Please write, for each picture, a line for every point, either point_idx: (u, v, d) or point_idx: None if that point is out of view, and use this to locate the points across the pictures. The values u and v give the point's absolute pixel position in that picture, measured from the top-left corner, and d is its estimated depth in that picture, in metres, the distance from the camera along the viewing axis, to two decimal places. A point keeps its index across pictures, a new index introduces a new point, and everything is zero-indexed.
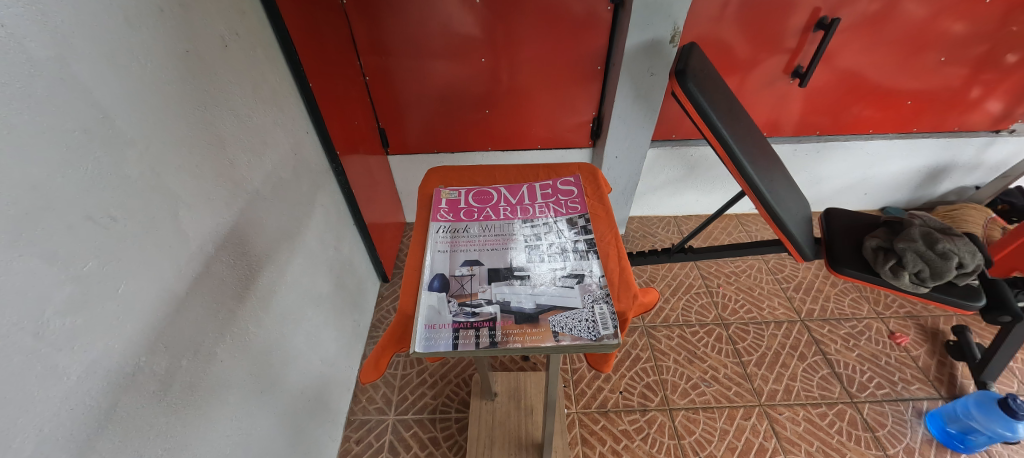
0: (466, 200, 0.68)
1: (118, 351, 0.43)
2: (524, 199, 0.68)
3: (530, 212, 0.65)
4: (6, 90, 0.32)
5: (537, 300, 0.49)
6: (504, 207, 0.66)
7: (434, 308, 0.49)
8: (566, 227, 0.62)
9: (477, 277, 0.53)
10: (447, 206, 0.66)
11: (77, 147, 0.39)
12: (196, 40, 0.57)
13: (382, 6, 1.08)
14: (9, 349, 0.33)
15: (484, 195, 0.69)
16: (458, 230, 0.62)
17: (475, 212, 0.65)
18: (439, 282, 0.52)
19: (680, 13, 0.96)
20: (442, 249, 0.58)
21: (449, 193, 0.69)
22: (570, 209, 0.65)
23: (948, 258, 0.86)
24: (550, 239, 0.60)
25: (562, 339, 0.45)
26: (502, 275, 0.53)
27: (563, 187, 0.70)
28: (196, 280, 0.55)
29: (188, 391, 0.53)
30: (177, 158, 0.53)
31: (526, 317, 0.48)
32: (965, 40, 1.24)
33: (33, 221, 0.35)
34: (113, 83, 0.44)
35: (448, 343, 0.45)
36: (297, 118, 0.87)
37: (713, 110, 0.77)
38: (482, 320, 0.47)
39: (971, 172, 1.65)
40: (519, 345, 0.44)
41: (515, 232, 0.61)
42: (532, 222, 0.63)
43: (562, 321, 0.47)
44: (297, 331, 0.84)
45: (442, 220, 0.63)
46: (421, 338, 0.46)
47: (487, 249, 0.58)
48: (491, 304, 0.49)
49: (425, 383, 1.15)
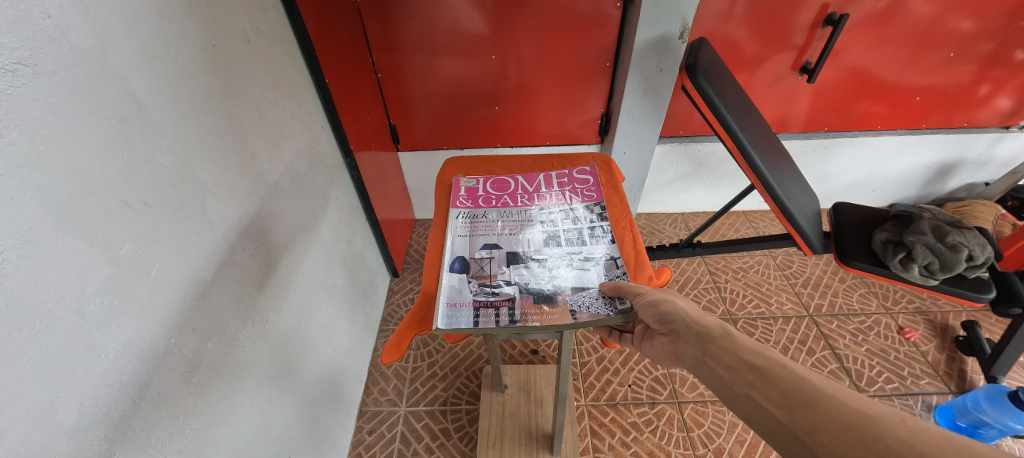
0: (483, 188, 0.70)
1: (151, 331, 0.45)
2: (539, 187, 0.70)
3: (546, 199, 0.67)
4: (37, 79, 0.34)
5: (555, 282, 0.52)
6: (521, 194, 0.68)
7: (455, 287, 0.51)
8: (582, 214, 0.64)
9: (496, 259, 0.55)
10: (466, 194, 0.69)
11: (114, 135, 0.41)
12: (221, 34, 0.58)
13: (394, 4, 1.10)
14: (51, 325, 0.35)
15: (501, 183, 0.71)
16: (478, 216, 0.64)
17: (494, 200, 0.67)
18: (459, 264, 0.54)
19: (689, 10, 0.97)
20: (462, 234, 0.60)
21: (468, 181, 0.71)
22: (587, 197, 0.67)
23: (957, 250, 0.87)
24: (566, 226, 0.62)
25: (580, 315, 0.47)
26: (520, 257, 0.56)
27: (579, 177, 0.72)
28: (221, 267, 0.57)
29: (214, 374, 0.55)
30: (204, 148, 0.55)
31: (544, 297, 0.50)
32: (974, 37, 1.24)
33: (74, 203, 0.37)
34: (146, 73, 0.45)
35: (469, 321, 0.47)
36: (313, 112, 0.89)
37: (723, 104, 0.78)
38: (502, 299, 0.49)
39: (980, 169, 1.65)
40: (538, 322, 0.46)
41: (532, 217, 0.63)
42: (548, 209, 0.65)
43: (579, 300, 0.49)
44: (313, 321, 0.85)
45: (461, 206, 0.66)
46: (443, 315, 0.48)
47: (506, 234, 0.60)
48: (510, 285, 0.51)
49: (435, 375, 1.16)
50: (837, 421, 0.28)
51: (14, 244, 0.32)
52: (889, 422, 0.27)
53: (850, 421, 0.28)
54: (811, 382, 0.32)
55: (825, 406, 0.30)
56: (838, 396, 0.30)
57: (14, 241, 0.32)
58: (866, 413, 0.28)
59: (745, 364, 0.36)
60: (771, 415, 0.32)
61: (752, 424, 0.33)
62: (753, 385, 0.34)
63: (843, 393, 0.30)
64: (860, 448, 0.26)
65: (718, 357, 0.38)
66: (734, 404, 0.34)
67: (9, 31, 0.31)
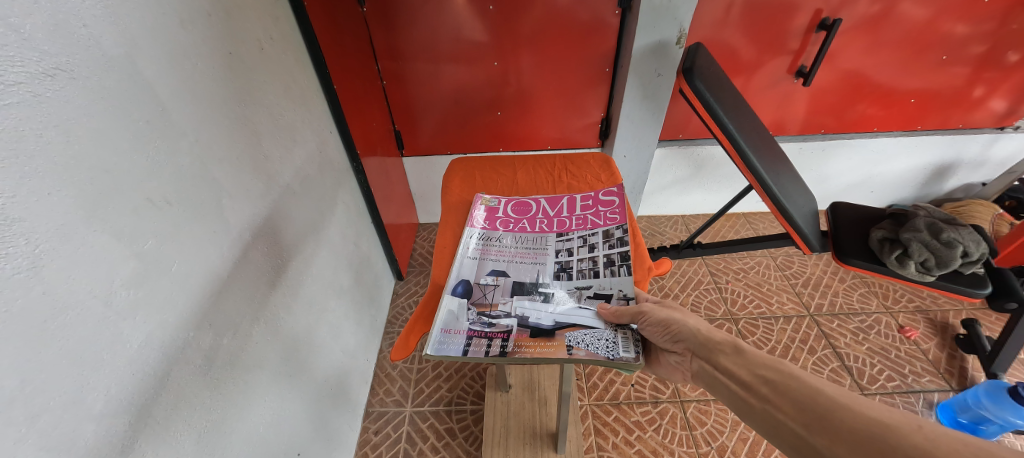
0: (503, 209, 0.73)
1: (170, 325, 0.47)
2: (561, 211, 0.71)
3: (565, 225, 0.68)
4: (70, 81, 0.36)
5: (555, 318, 0.50)
6: (541, 219, 0.70)
7: (453, 312, 0.53)
8: (601, 241, 0.63)
9: (500, 288, 0.57)
10: (486, 214, 0.72)
11: (141, 137, 0.44)
12: (237, 43, 0.61)
13: (400, 13, 1.13)
14: (82, 314, 0.37)
15: (523, 206, 0.73)
16: (492, 239, 0.67)
17: (511, 223, 0.70)
18: (463, 288, 0.57)
19: (685, 17, 1.00)
20: (472, 256, 0.63)
21: (489, 201, 0.75)
22: (609, 221, 0.67)
23: (953, 246, 0.88)
24: (582, 254, 0.62)
25: (576, 353, 0.45)
26: (526, 289, 0.56)
27: (603, 199, 0.72)
28: (236, 266, 0.60)
29: (227, 368, 0.57)
30: (222, 151, 0.57)
31: (542, 331, 0.49)
32: (967, 40, 1.26)
33: (105, 200, 0.40)
34: (170, 79, 0.48)
35: (458, 348, 0.47)
36: (322, 118, 0.91)
37: (720, 107, 0.80)
38: (498, 330, 0.49)
39: (977, 169, 1.66)
40: (528, 355, 0.45)
41: (548, 246, 0.64)
42: (566, 235, 0.66)
43: (579, 337, 0.47)
44: (321, 321, 0.87)
45: (477, 227, 0.69)
46: (435, 340, 0.49)
47: (516, 261, 0.62)
48: (509, 317, 0.51)
49: (440, 376, 1.18)
50: (856, 433, 0.31)
51: (49, 236, 0.34)
52: (907, 430, 0.30)
53: (867, 431, 0.31)
54: (824, 393, 0.35)
55: (841, 417, 0.33)
56: (856, 407, 0.33)
57: (50, 234, 0.34)
58: (883, 422, 0.31)
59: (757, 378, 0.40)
60: (789, 428, 0.35)
61: (771, 437, 0.36)
62: (769, 400, 0.38)
63: (861, 404, 0.33)
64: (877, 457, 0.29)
65: (733, 372, 0.42)
66: (752, 419, 0.38)
67: (50, 38, 0.34)
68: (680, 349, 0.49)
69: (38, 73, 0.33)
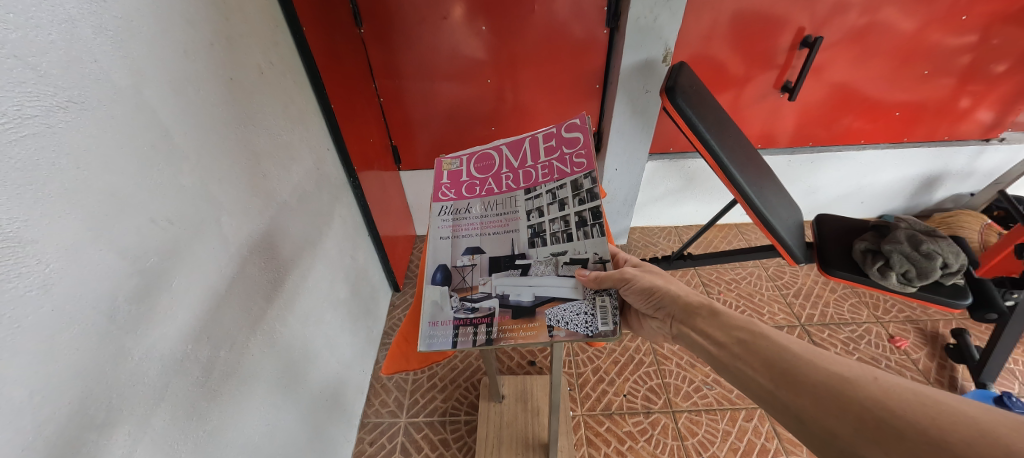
0: (467, 171, 0.73)
1: (170, 338, 0.50)
2: (525, 161, 0.71)
3: (532, 178, 0.68)
4: (80, 113, 0.39)
5: (535, 293, 0.53)
6: (507, 175, 0.70)
7: (437, 303, 0.56)
8: (570, 195, 0.63)
9: (478, 267, 0.59)
10: (449, 181, 0.72)
11: (147, 161, 0.47)
12: (238, 69, 0.65)
13: (396, 33, 1.18)
14: (86, 330, 0.40)
15: (486, 162, 0.73)
16: (460, 210, 0.68)
17: (477, 187, 0.70)
18: (441, 274, 0.59)
19: (670, 36, 1.05)
20: (444, 236, 0.64)
21: (451, 164, 0.74)
22: (575, 167, 0.66)
23: (932, 258, 0.92)
24: (553, 213, 0.62)
25: (557, 333, 0.49)
26: (503, 265, 0.58)
27: (567, 136, 0.70)
28: (234, 280, 0.62)
29: (224, 379, 0.59)
30: (221, 171, 0.60)
31: (523, 310, 0.52)
32: (950, 54, 1.29)
33: (111, 222, 0.42)
34: (174, 107, 0.51)
35: (448, 340, 0.52)
36: (319, 136, 0.95)
37: (702, 124, 0.83)
38: (481, 316, 0.53)
39: (965, 180, 1.68)
40: (513, 339, 0.49)
41: (518, 208, 0.66)
42: (535, 191, 0.66)
43: (558, 315, 0.50)
44: (317, 332, 0.89)
45: (444, 200, 0.70)
46: (425, 335, 0.53)
47: (488, 234, 0.64)
48: (490, 298, 0.54)
49: (435, 387, 1.19)
50: (819, 386, 0.35)
51: (58, 256, 0.37)
52: (864, 382, 0.33)
53: (830, 385, 0.35)
54: (792, 351, 0.39)
55: (806, 371, 0.37)
56: (821, 363, 0.37)
57: (58, 254, 0.37)
58: (845, 376, 0.35)
59: (732, 338, 0.44)
60: (759, 383, 0.40)
61: (742, 389, 0.41)
62: (740, 358, 0.42)
63: (825, 360, 0.37)
64: (837, 408, 0.33)
65: (709, 333, 0.47)
66: (726, 374, 0.43)
67: (64, 73, 0.37)
68: (661, 315, 0.54)
69: (53, 106, 0.37)
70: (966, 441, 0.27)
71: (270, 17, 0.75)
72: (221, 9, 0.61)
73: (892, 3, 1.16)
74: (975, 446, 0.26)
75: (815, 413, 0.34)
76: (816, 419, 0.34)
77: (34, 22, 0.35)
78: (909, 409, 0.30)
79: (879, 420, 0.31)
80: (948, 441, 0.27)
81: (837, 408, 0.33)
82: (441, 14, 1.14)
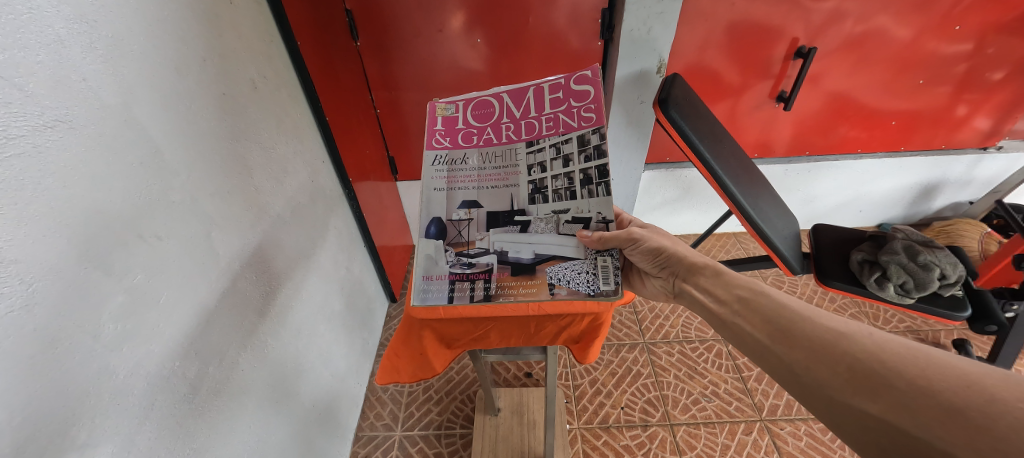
0: (465, 118, 0.62)
1: (157, 355, 0.49)
2: (529, 111, 0.61)
3: (536, 130, 0.59)
4: (67, 133, 0.39)
5: (535, 251, 0.54)
6: (508, 126, 0.61)
7: (431, 257, 0.55)
8: (576, 150, 0.56)
9: (475, 222, 0.56)
10: (443, 127, 0.62)
11: (136, 178, 0.47)
12: (231, 84, 0.65)
13: (392, 45, 1.19)
14: (68, 350, 0.39)
15: (486, 109, 0.62)
16: (456, 161, 0.59)
17: (475, 135, 0.61)
18: (436, 228, 0.56)
19: (664, 48, 1.06)
20: (439, 188, 0.58)
21: (447, 108, 0.62)
22: (584, 121, 0.57)
23: (929, 268, 0.91)
24: (556, 169, 0.57)
25: (558, 291, 0.52)
26: (502, 221, 0.56)
27: (576, 88, 0.59)
28: (225, 294, 0.62)
29: (212, 395, 0.59)
30: (212, 185, 0.60)
31: (522, 267, 0.54)
32: (945, 64, 1.29)
33: (97, 239, 0.42)
34: (165, 124, 0.51)
35: (444, 294, 0.53)
36: (314, 148, 0.95)
37: (695, 135, 0.84)
38: (479, 271, 0.54)
39: (963, 188, 1.68)
40: (512, 295, 0.52)
41: (519, 162, 0.59)
42: (538, 145, 0.58)
43: (559, 273, 0.53)
44: (311, 345, 0.89)
45: (438, 147, 0.60)
46: (420, 288, 0.54)
47: (487, 188, 0.58)
48: (488, 254, 0.55)
49: (430, 399, 1.18)
50: (815, 341, 0.40)
51: (43, 275, 0.37)
52: (861, 337, 0.37)
53: (827, 340, 0.39)
54: (793, 310, 0.44)
55: (804, 328, 0.41)
56: (821, 321, 0.41)
57: (41, 274, 0.37)
58: (840, 332, 0.39)
59: (734, 298, 0.49)
60: (759, 339, 0.44)
61: (740, 342, 0.46)
62: (741, 315, 0.47)
63: (824, 319, 0.41)
64: (827, 360, 0.37)
65: (714, 291, 0.52)
66: (726, 330, 0.48)
67: (51, 93, 0.38)
68: (666, 274, 0.60)
69: (39, 125, 0.37)
70: (953, 390, 0.30)
71: (264, 32, 0.76)
72: (213, 25, 0.61)
73: (886, 12, 1.16)
74: (961, 395, 0.30)
75: (806, 364, 0.39)
76: (807, 370, 0.39)
77: (21, 43, 0.35)
78: (897, 362, 0.34)
79: (870, 371, 0.35)
80: (935, 390, 0.31)
81: (831, 360, 0.37)
82: (437, 26, 1.15)
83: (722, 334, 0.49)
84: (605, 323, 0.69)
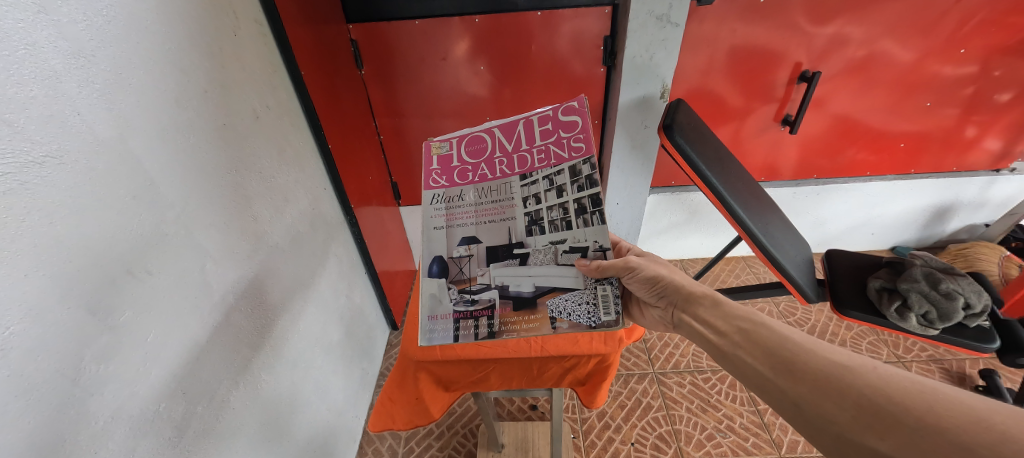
0: (459, 154, 0.58)
1: (142, 397, 0.47)
2: (521, 143, 0.57)
3: (528, 163, 0.56)
4: (57, 169, 0.38)
5: (535, 283, 0.53)
6: (501, 160, 0.57)
7: (436, 296, 0.54)
8: (569, 181, 0.54)
9: (476, 258, 0.54)
10: (439, 166, 0.58)
11: (126, 212, 0.45)
12: (232, 114, 0.65)
13: (397, 72, 1.21)
14: (44, 396, 0.37)
15: (478, 144, 0.58)
16: (454, 198, 0.57)
17: (470, 172, 0.58)
18: (438, 266, 0.54)
19: (667, 74, 1.07)
20: (439, 226, 0.55)
21: (440, 146, 0.58)
22: (574, 152, 0.54)
23: (952, 298, 0.92)
24: (550, 200, 0.54)
25: (560, 325, 0.50)
26: (501, 255, 0.54)
27: (564, 118, 0.56)
28: (217, 329, 0.59)
29: (200, 438, 0.55)
30: (208, 216, 0.58)
31: (524, 301, 0.53)
32: (951, 86, 1.29)
33: (81, 275, 0.40)
34: (162, 155, 0.50)
35: (449, 334, 0.52)
36: (316, 176, 0.95)
37: (701, 161, 0.83)
38: (481, 308, 0.53)
39: (978, 210, 1.66)
40: (516, 331, 0.51)
41: (514, 195, 0.56)
42: (532, 177, 0.55)
43: (560, 306, 0.51)
44: (307, 378, 0.86)
45: (435, 187, 0.57)
46: (426, 329, 0.53)
47: (485, 222, 0.55)
48: (489, 289, 0.53)
49: (432, 434, 1.14)
50: (819, 375, 0.36)
51: (21, 318, 0.35)
52: (864, 370, 0.35)
53: (833, 374, 0.35)
54: (793, 340, 0.40)
55: (805, 359, 0.38)
56: (821, 351, 0.38)
57: (20, 316, 0.35)
58: (844, 364, 0.36)
59: (732, 328, 0.45)
60: (758, 371, 0.40)
61: (740, 375, 0.42)
62: (739, 346, 0.43)
63: (824, 350, 0.38)
64: (834, 395, 0.34)
65: (711, 322, 0.48)
66: (725, 362, 0.44)
67: (42, 128, 0.36)
68: (663, 303, 0.56)
69: (27, 162, 0.35)
70: (965, 429, 0.28)
71: (268, 64, 0.77)
72: (216, 58, 0.61)
73: (888, 36, 1.17)
74: (972, 435, 0.27)
75: (811, 399, 0.35)
76: (813, 405, 0.35)
77: (16, 79, 0.34)
78: (906, 398, 0.31)
79: (877, 407, 0.32)
80: (946, 428, 0.28)
81: (836, 394, 0.34)
82: (442, 54, 1.17)
83: (721, 367, 0.45)
84: (613, 365, 0.67)
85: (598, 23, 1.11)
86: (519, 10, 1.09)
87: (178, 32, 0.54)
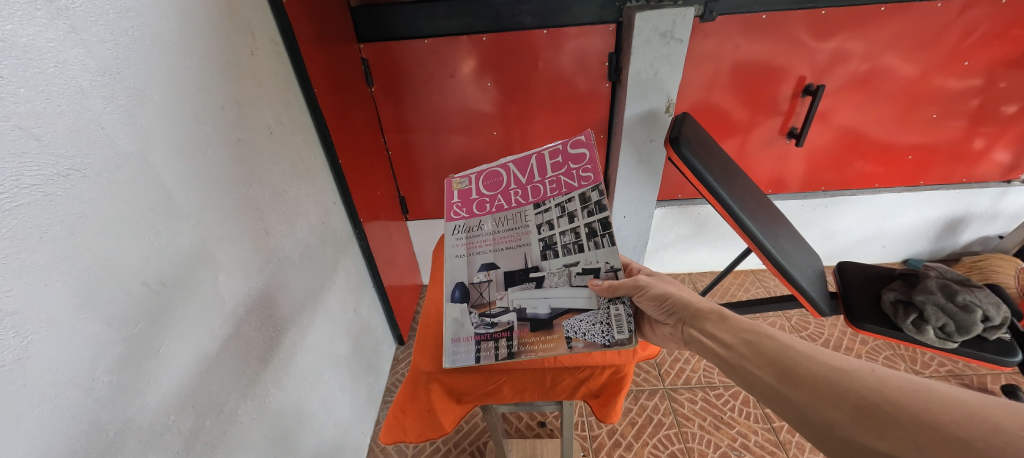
0: (477, 188, 0.61)
1: (153, 409, 0.47)
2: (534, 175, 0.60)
3: (541, 192, 0.58)
4: (78, 179, 0.38)
5: (552, 305, 0.52)
6: (516, 191, 0.59)
7: (458, 320, 0.53)
8: (579, 207, 0.55)
9: (495, 283, 0.54)
10: (459, 199, 0.60)
11: (145, 223, 0.46)
12: (247, 130, 0.66)
13: (406, 89, 1.24)
14: (54, 408, 0.36)
15: (495, 178, 0.61)
16: (473, 228, 0.58)
17: (488, 203, 0.59)
18: (460, 292, 0.54)
19: (671, 89, 1.09)
20: (459, 254, 0.56)
21: (461, 182, 0.62)
22: (583, 181, 0.56)
23: (970, 311, 0.91)
24: (563, 226, 0.55)
25: (575, 344, 0.49)
26: (518, 278, 0.54)
27: (572, 151, 0.59)
28: (227, 341, 0.59)
29: (208, 452, 0.55)
30: (222, 229, 0.59)
31: (541, 323, 0.51)
32: (957, 98, 1.29)
33: (97, 286, 0.40)
34: (179, 169, 0.51)
35: (471, 357, 0.51)
36: (326, 190, 0.96)
37: (708, 173, 0.83)
38: (500, 330, 0.52)
39: (991, 221, 1.64)
40: (534, 353, 0.49)
41: (529, 222, 0.57)
42: (545, 205, 0.57)
43: (576, 326, 0.50)
44: (314, 392, 0.85)
45: (456, 218, 0.59)
46: (449, 352, 0.52)
47: (502, 249, 0.56)
48: (508, 312, 0.52)
49: (438, 451, 1.11)
50: (819, 380, 0.36)
51: (39, 327, 0.35)
52: (862, 373, 0.34)
53: (833, 379, 0.35)
54: (795, 347, 0.40)
55: (806, 365, 0.38)
56: (822, 358, 0.37)
57: (38, 326, 0.35)
58: (844, 369, 0.35)
59: (738, 340, 0.44)
60: (762, 380, 0.40)
61: (747, 386, 0.41)
62: (745, 357, 0.42)
63: (825, 356, 0.38)
64: (836, 398, 0.34)
65: (718, 336, 0.47)
66: (733, 375, 0.43)
67: (67, 141, 0.37)
68: (673, 321, 0.54)
69: (53, 174, 0.36)
70: (957, 423, 0.28)
71: (282, 81, 0.79)
72: (234, 75, 0.64)
73: (890, 50, 1.18)
74: (963, 428, 0.27)
75: (814, 404, 0.35)
76: (816, 410, 0.34)
77: (45, 94, 0.36)
78: (902, 397, 0.31)
79: (876, 409, 0.31)
80: (939, 423, 0.28)
81: (837, 398, 0.34)
82: (449, 72, 1.20)
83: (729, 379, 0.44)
84: (627, 377, 0.66)
85: (602, 40, 1.13)
86: (525, 29, 1.12)
87: (199, 51, 0.56)
